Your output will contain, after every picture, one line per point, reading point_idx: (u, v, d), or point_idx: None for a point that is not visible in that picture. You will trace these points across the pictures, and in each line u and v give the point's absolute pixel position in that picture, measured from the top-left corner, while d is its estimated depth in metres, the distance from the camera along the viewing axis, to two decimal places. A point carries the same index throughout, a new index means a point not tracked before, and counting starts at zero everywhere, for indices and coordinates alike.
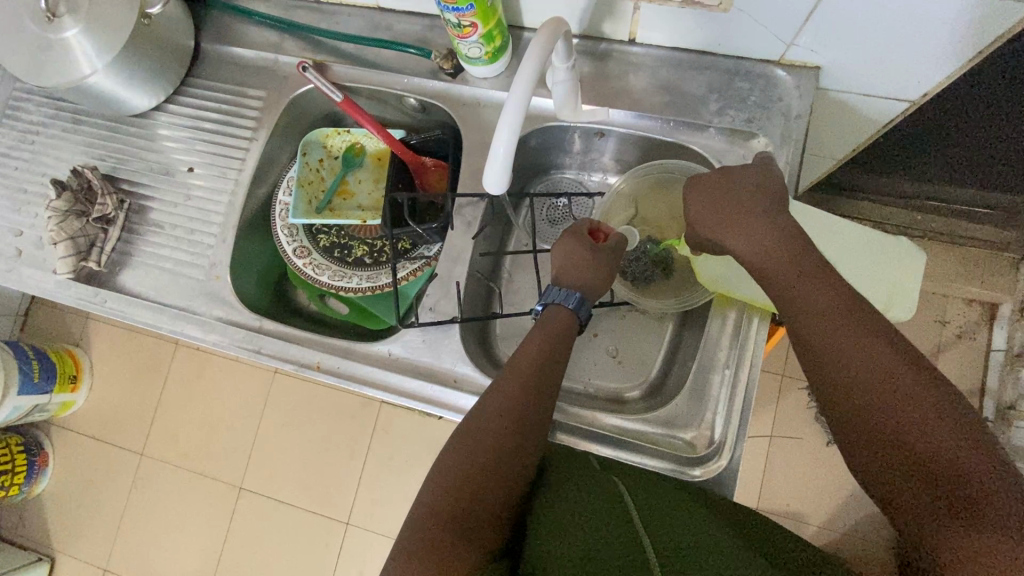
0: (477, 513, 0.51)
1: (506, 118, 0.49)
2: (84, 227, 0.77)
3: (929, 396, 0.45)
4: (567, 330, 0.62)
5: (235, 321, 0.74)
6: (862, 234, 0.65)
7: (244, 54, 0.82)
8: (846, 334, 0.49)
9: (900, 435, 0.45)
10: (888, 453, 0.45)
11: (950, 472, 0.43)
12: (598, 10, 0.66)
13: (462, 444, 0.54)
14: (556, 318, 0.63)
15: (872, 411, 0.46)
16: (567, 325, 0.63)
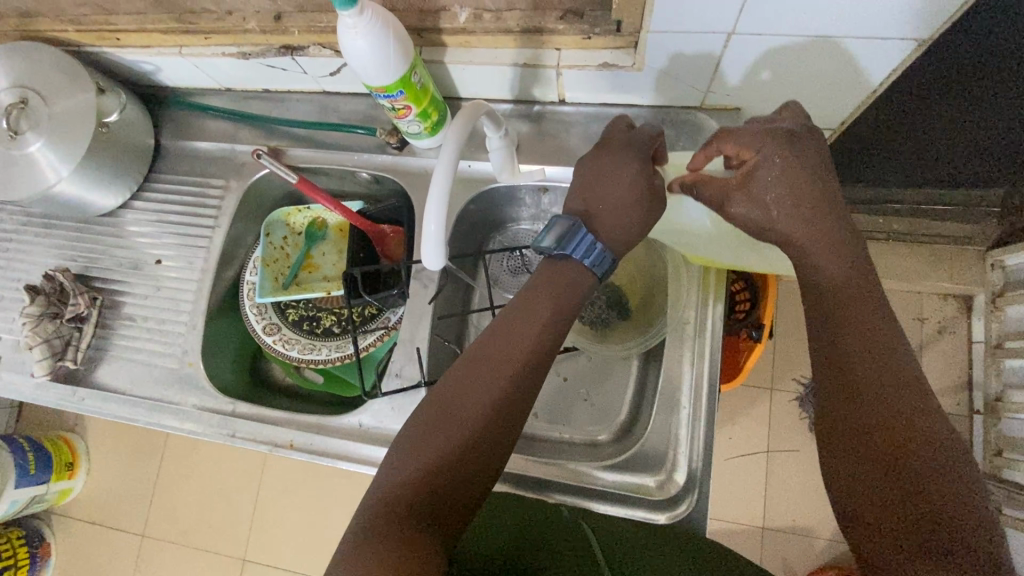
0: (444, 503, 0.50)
1: (434, 197, 0.52)
2: (58, 329, 0.80)
3: (913, 387, 0.47)
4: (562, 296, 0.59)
5: (209, 407, 0.75)
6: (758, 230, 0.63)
7: (203, 146, 0.86)
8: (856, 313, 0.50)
9: (881, 412, 0.47)
10: (866, 424, 0.48)
11: (918, 458, 0.45)
12: (524, 77, 0.70)
13: (441, 432, 0.52)
14: (559, 277, 0.59)
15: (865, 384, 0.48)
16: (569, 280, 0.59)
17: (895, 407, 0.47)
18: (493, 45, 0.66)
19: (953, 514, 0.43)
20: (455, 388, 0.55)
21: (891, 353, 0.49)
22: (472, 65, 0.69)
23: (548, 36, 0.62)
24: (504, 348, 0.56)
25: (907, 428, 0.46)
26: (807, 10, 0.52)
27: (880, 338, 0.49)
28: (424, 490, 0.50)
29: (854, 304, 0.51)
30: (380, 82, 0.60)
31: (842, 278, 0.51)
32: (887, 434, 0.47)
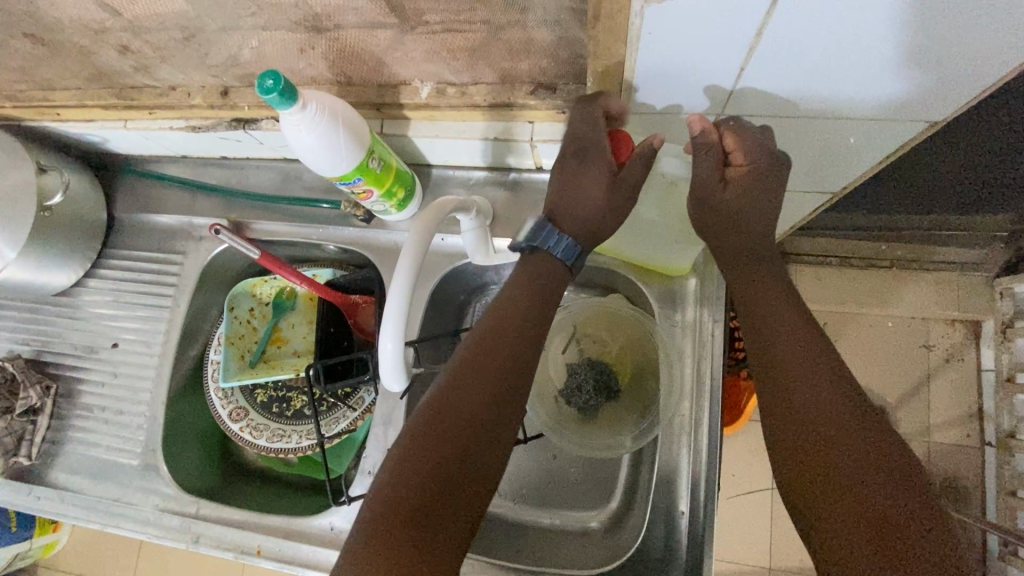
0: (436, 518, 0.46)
1: (391, 317, 0.47)
2: (9, 424, 0.74)
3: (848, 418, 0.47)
4: (557, 282, 0.57)
5: (172, 509, 0.70)
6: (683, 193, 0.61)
7: (159, 218, 0.81)
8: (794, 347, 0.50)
9: (813, 419, 0.47)
10: (803, 434, 0.47)
11: (856, 462, 0.45)
12: (497, 148, 0.64)
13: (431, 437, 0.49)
14: (541, 265, 0.58)
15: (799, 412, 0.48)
16: (550, 270, 0.57)
17: (831, 413, 0.47)
18: (459, 119, 0.60)
19: (903, 511, 0.43)
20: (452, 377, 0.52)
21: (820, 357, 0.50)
22: (438, 138, 0.63)
23: (517, 110, 0.57)
24: (498, 336, 0.54)
25: (843, 432, 0.46)
26: (797, 84, 0.47)
27: (805, 344, 0.50)
28: (424, 483, 0.47)
29: (781, 314, 0.52)
30: (333, 174, 0.54)
31: (768, 291, 0.54)
32: (824, 441, 0.46)
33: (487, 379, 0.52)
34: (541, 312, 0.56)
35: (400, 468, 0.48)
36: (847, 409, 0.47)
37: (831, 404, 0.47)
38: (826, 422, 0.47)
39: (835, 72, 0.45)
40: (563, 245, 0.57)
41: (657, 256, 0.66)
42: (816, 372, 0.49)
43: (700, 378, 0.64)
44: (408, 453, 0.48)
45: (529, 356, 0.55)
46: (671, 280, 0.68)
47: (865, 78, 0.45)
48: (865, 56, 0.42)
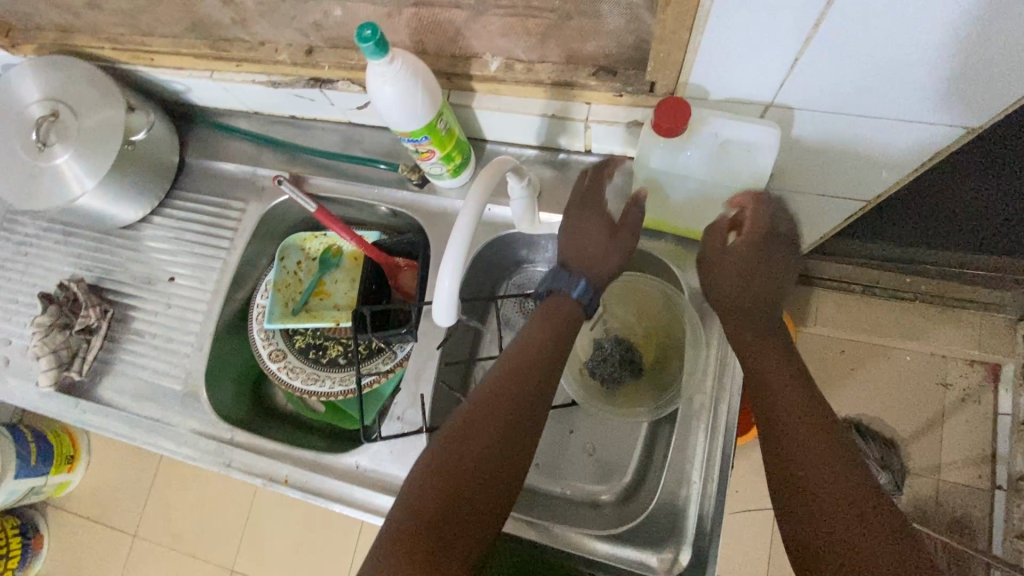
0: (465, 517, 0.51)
1: (450, 256, 0.52)
2: (67, 339, 0.80)
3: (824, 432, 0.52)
4: (571, 318, 0.62)
5: (207, 432, 0.75)
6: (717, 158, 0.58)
7: (225, 166, 0.86)
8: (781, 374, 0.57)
9: (801, 438, 0.52)
10: (791, 449, 0.52)
11: (877, 539, 0.46)
12: (551, 127, 0.69)
13: (463, 444, 0.55)
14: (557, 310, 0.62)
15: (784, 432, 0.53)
16: (571, 317, 0.62)
17: (852, 508, 0.48)
18: (522, 95, 0.65)
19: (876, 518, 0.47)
20: (467, 413, 0.57)
21: (840, 453, 0.51)
22: (499, 112, 0.68)
23: (578, 90, 0.61)
24: (515, 365, 0.59)
25: (866, 527, 0.47)
26: (844, 96, 0.52)
27: (817, 430, 0.52)
28: (445, 506, 0.51)
29: (794, 410, 0.54)
30: (406, 128, 0.59)
31: (777, 363, 0.58)
32: (847, 539, 0.46)
33: (507, 403, 0.57)
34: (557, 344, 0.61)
35: (422, 490, 0.52)
36: (868, 503, 0.48)
37: (848, 497, 0.48)
38: (850, 518, 0.47)
39: (881, 83, 0.49)
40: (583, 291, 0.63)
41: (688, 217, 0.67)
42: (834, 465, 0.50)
43: (723, 361, 0.66)
44: (432, 475, 0.53)
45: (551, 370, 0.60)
46: None
47: (909, 82, 0.48)
48: (910, 66, 0.46)
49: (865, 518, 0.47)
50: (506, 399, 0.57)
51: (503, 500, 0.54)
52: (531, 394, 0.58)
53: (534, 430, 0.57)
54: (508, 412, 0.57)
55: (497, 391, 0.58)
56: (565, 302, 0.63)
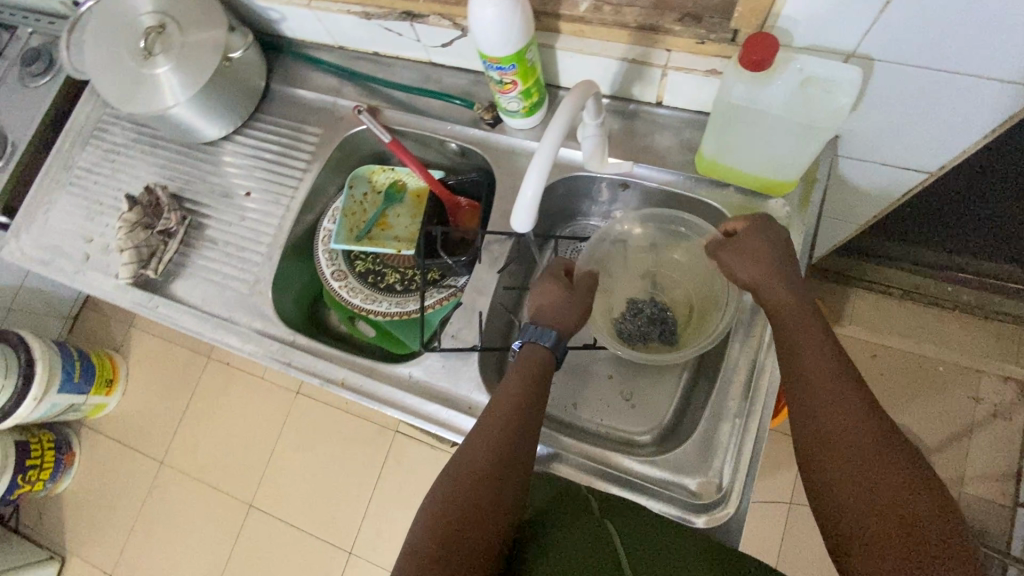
0: (469, 548, 0.52)
1: (536, 168, 0.55)
2: (148, 239, 0.86)
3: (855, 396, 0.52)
4: (543, 356, 0.65)
5: (270, 333, 0.79)
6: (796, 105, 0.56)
7: (307, 95, 0.92)
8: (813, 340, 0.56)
9: (831, 405, 0.52)
10: (821, 416, 0.52)
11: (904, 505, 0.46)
12: (628, 74, 0.72)
13: (459, 483, 0.55)
14: (533, 349, 0.66)
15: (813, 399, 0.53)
16: (542, 364, 0.65)
17: (870, 453, 0.49)
18: (606, 38, 0.68)
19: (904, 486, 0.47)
20: (461, 458, 0.57)
21: (859, 401, 0.51)
22: (580, 54, 0.71)
23: (661, 35, 0.64)
24: (500, 407, 0.60)
25: (883, 472, 0.47)
26: (928, 50, 0.53)
27: (851, 392, 0.52)
28: (448, 537, 0.52)
29: (811, 367, 0.54)
30: (496, 53, 0.63)
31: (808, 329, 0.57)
32: (864, 484, 0.48)
33: (493, 434, 0.58)
34: (534, 376, 0.63)
35: (425, 521, 0.54)
36: (888, 449, 0.49)
37: (866, 445, 0.49)
38: (868, 466, 0.48)
39: (964, 36, 0.51)
40: (544, 335, 0.66)
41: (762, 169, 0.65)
42: (852, 415, 0.51)
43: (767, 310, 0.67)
44: (430, 518, 0.53)
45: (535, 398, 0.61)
46: None
47: (994, 36, 0.50)
48: (997, 19, 0.48)
49: (882, 463, 0.48)
50: (495, 432, 0.58)
51: (502, 520, 0.55)
52: (516, 421, 0.59)
53: (524, 451, 0.58)
54: (499, 441, 0.57)
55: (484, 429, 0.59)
56: (536, 348, 0.66)
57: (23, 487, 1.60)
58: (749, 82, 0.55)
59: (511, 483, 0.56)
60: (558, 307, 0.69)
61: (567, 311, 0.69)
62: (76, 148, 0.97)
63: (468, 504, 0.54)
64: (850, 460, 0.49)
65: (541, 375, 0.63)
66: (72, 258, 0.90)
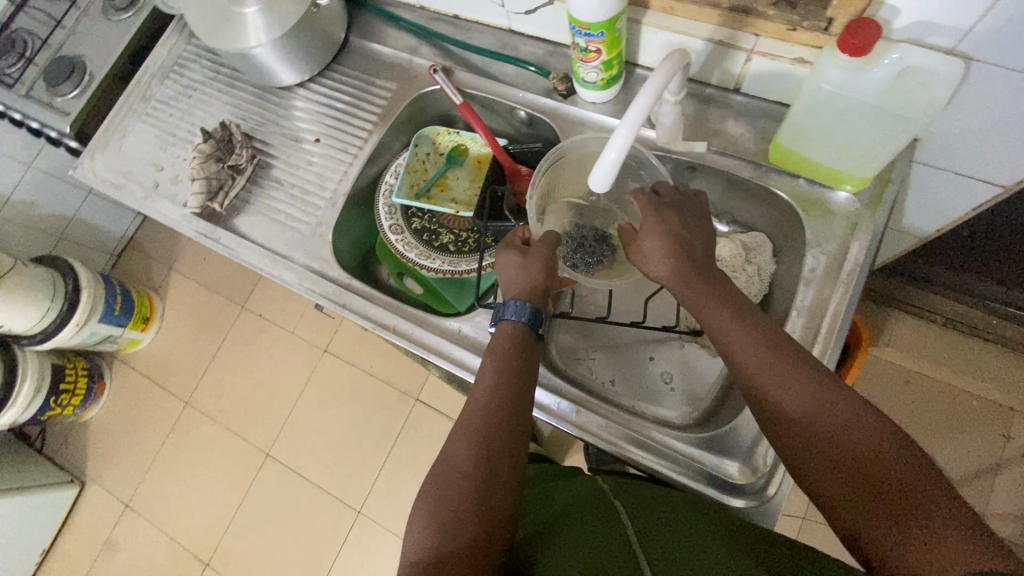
0: (459, 550, 0.52)
1: (624, 127, 0.54)
2: (218, 171, 0.88)
3: (830, 405, 0.52)
4: (518, 346, 0.64)
5: (327, 276, 0.82)
6: (891, 95, 0.56)
7: (383, 51, 0.93)
8: (770, 364, 0.55)
9: (815, 430, 0.52)
10: (808, 447, 0.52)
11: (919, 499, 0.46)
12: (711, 57, 0.73)
13: (446, 487, 0.56)
14: (505, 338, 0.65)
15: (794, 431, 0.53)
16: (516, 341, 0.64)
17: (830, 428, 0.51)
18: (695, 18, 0.68)
19: (909, 477, 0.47)
20: (445, 465, 0.58)
21: (807, 375, 0.54)
22: (666, 31, 0.71)
23: (752, 19, 0.64)
24: (476, 405, 0.61)
25: (845, 442, 0.50)
26: None
27: (828, 406, 0.52)
28: (445, 550, 0.52)
29: (756, 355, 0.56)
30: (589, 19, 0.64)
31: (760, 357, 0.56)
32: (834, 459, 0.50)
33: (475, 438, 0.58)
34: (508, 372, 0.62)
35: (418, 540, 0.53)
36: (843, 417, 0.51)
37: (825, 419, 0.52)
38: (832, 441, 0.51)
39: None
40: (514, 309, 0.65)
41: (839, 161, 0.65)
42: (833, 406, 0.52)
43: (823, 305, 0.67)
44: (421, 531, 0.54)
45: (509, 387, 0.61)
46: (831, 219, 0.70)
47: None
48: None
49: (844, 434, 0.50)
50: (473, 430, 0.59)
51: (491, 519, 0.54)
52: (496, 421, 0.59)
53: (504, 443, 0.58)
54: (478, 439, 0.58)
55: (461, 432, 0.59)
56: (508, 326, 0.65)
57: (55, 410, 1.64)
58: (845, 68, 0.55)
59: (496, 477, 0.56)
60: (519, 273, 0.67)
61: (530, 274, 0.67)
62: (155, 79, 1.00)
63: (453, 507, 0.54)
64: (815, 442, 0.52)
65: (517, 370, 0.62)
66: (143, 185, 0.94)
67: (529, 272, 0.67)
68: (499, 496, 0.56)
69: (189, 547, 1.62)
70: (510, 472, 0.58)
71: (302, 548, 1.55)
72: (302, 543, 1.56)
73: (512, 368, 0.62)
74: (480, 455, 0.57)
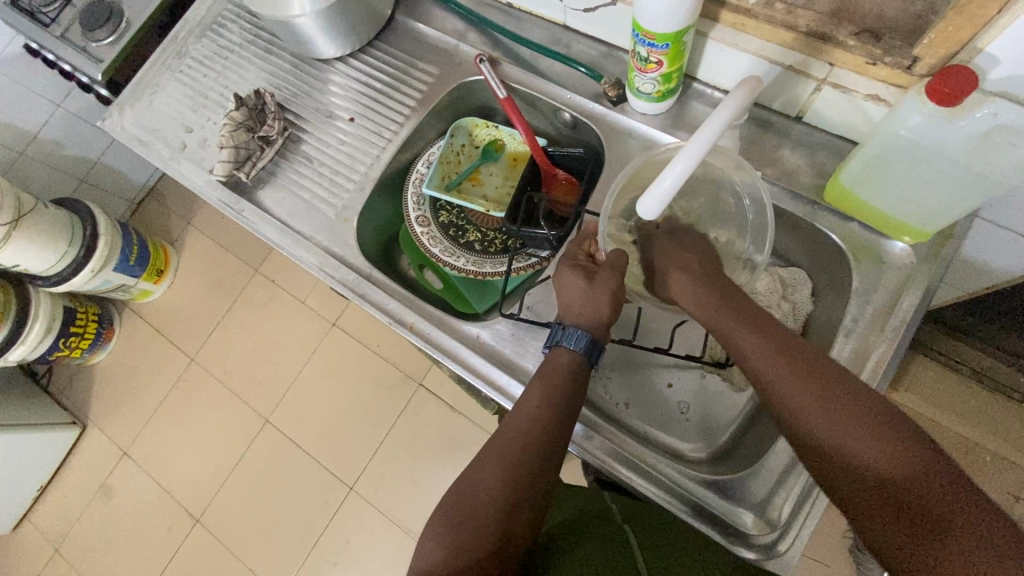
0: (474, 552, 0.53)
1: (687, 155, 0.51)
2: (248, 142, 0.85)
3: (871, 428, 0.49)
4: (572, 378, 0.62)
5: (349, 263, 0.80)
6: (978, 152, 0.51)
7: (428, 33, 0.89)
8: (803, 385, 0.53)
9: (856, 456, 0.49)
10: (848, 476, 0.49)
11: (967, 532, 0.43)
12: (778, 81, 0.68)
13: (472, 492, 0.57)
14: (559, 365, 0.63)
15: (831, 457, 0.50)
16: (569, 369, 0.62)
17: (859, 443, 0.49)
18: (767, 39, 0.64)
19: (956, 509, 0.44)
20: (476, 470, 0.59)
21: (834, 386, 0.52)
22: (733, 48, 0.67)
23: (830, 47, 0.60)
24: (517, 422, 0.60)
25: (875, 458, 0.48)
26: None
27: (868, 430, 0.49)
28: (456, 556, 0.52)
29: (779, 369, 0.55)
30: (656, 29, 0.60)
31: (795, 379, 0.53)
32: (866, 477, 0.48)
33: (510, 460, 0.57)
34: (554, 403, 0.60)
35: (438, 534, 0.55)
36: (872, 431, 0.49)
37: (865, 442, 0.49)
38: (860, 453, 0.49)
39: None
40: (573, 337, 0.63)
41: (906, 212, 0.61)
42: (875, 429, 0.49)
43: (862, 360, 0.64)
44: (442, 531, 0.55)
45: (552, 413, 0.60)
46: (883, 268, 0.66)
47: None
48: None
49: (872, 448, 0.48)
50: (507, 445, 0.59)
51: (508, 530, 0.54)
52: (534, 447, 0.58)
53: (536, 467, 0.57)
54: (511, 454, 0.58)
55: (497, 444, 0.60)
56: (564, 355, 0.63)
57: (63, 351, 1.66)
58: (928, 115, 0.51)
59: (522, 496, 0.56)
60: (583, 300, 0.63)
61: (587, 302, 0.64)
62: (192, 36, 0.97)
63: (473, 510, 0.55)
64: (845, 459, 0.49)
65: (563, 399, 0.61)
66: (170, 145, 0.91)
67: (577, 293, 0.64)
68: (520, 514, 0.55)
69: (182, 501, 1.63)
70: (537, 500, 0.57)
71: (289, 516, 1.57)
72: (291, 512, 1.57)
73: (561, 398, 0.61)
74: (510, 471, 0.57)
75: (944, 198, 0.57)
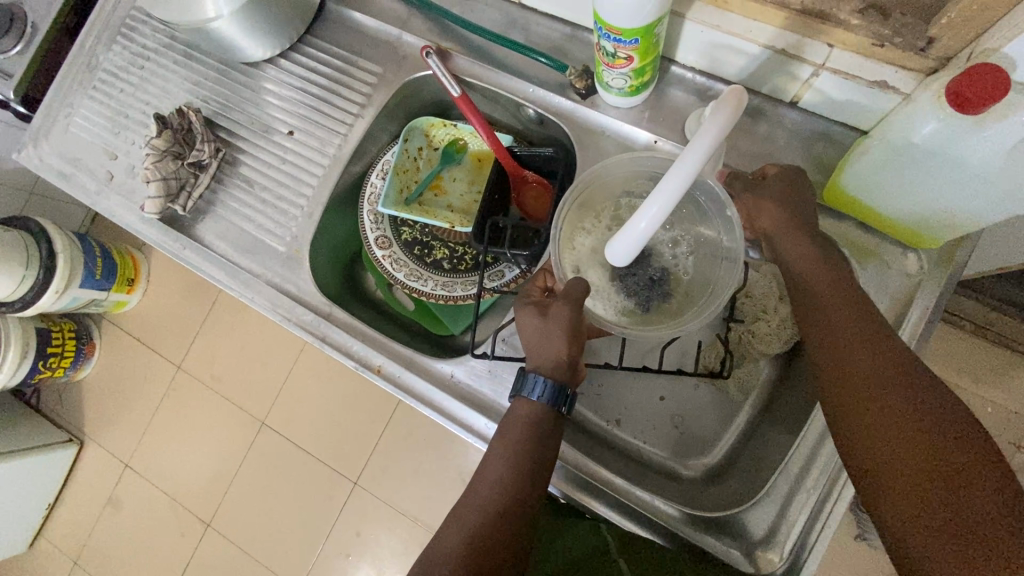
0: None
1: (658, 200, 0.44)
2: (178, 170, 0.76)
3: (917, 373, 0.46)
4: (532, 431, 0.57)
5: (305, 302, 0.73)
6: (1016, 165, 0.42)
7: (367, 21, 0.77)
8: (858, 322, 0.50)
9: (891, 393, 0.45)
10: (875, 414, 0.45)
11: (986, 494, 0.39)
12: (768, 65, 0.59)
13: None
14: (519, 418, 0.59)
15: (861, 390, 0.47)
16: (532, 420, 0.58)
17: (899, 381, 0.46)
18: (755, 19, 0.54)
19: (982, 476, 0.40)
20: (436, 550, 0.53)
21: (868, 321, 0.50)
22: (715, 30, 0.57)
23: (829, 27, 0.50)
24: (479, 488, 0.56)
25: (913, 398, 0.44)
26: None
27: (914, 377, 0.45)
28: None
29: (836, 303, 0.52)
30: (622, 24, 0.50)
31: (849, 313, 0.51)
32: (894, 419, 0.44)
33: (473, 534, 0.52)
34: (515, 462, 0.56)
35: None
36: (900, 361, 0.47)
37: (906, 388, 0.45)
38: (897, 395, 0.45)
39: None
40: (534, 386, 0.58)
41: (920, 221, 0.54)
42: (920, 383, 0.45)
43: None
44: None
45: (513, 474, 0.55)
46: (889, 273, 0.59)
47: None
48: None
49: (915, 391, 0.45)
50: (470, 516, 0.54)
51: None
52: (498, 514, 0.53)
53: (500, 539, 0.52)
54: (473, 524, 0.53)
55: (459, 516, 0.55)
56: (524, 404, 0.58)
57: (45, 372, 1.61)
58: (948, 120, 0.43)
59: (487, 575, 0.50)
60: (538, 340, 0.59)
61: (548, 343, 0.58)
62: (101, 44, 0.85)
63: None
64: (863, 382, 0.47)
65: (527, 456, 0.56)
66: (95, 176, 0.82)
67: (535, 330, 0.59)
68: None
69: (190, 506, 1.65)
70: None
71: (296, 514, 1.58)
72: (296, 509, 1.58)
73: (520, 457, 0.56)
74: (472, 542, 0.51)
75: (973, 211, 0.49)
